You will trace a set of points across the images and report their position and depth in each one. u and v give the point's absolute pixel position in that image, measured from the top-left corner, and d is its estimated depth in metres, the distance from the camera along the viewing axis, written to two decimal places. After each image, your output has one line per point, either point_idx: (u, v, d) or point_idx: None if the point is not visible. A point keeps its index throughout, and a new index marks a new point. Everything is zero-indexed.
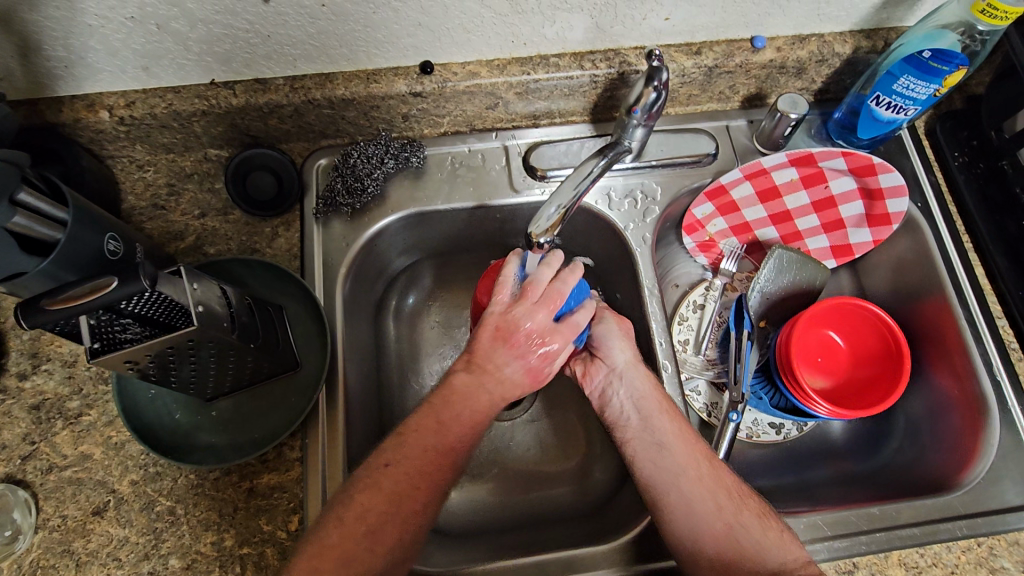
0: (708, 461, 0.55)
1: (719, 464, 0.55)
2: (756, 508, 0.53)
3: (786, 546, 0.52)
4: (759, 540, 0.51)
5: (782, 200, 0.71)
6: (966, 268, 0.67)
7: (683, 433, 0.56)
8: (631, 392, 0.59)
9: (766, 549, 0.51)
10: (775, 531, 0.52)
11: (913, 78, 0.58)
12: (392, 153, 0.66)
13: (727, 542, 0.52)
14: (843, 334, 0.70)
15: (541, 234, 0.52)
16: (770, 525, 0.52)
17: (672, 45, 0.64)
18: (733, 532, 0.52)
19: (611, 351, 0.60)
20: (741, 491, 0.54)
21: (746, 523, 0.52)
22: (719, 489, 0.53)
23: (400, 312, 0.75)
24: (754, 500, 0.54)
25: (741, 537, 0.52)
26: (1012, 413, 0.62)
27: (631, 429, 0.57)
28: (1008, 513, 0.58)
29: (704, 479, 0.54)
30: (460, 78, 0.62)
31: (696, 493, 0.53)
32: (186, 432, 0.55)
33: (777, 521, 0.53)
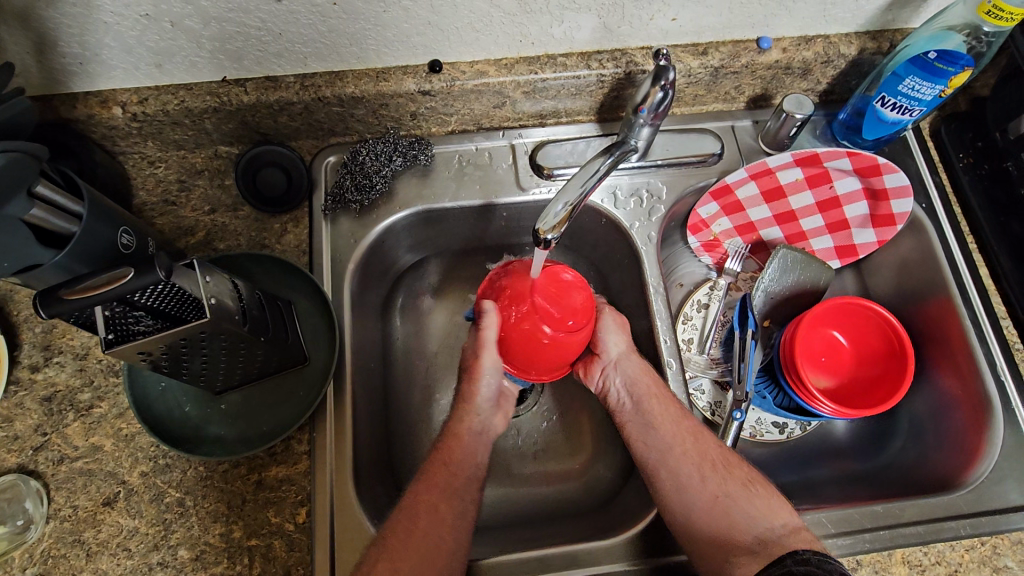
0: (694, 437, 0.57)
1: (704, 438, 0.58)
2: (744, 479, 0.55)
3: (773, 512, 0.53)
4: (747, 507, 0.54)
5: (786, 200, 0.71)
6: (971, 269, 0.67)
7: (673, 415, 0.58)
8: (624, 379, 0.60)
9: (754, 514, 0.53)
10: (762, 498, 0.54)
11: (918, 79, 0.59)
12: (401, 151, 0.67)
13: (716, 513, 0.54)
14: (846, 332, 0.70)
15: (549, 230, 0.51)
16: (757, 495, 0.54)
17: (678, 45, 0.64)
18: (720, 500, 0.54)
19: (607, 345, 0.61)
20: (727, 463, 0.56)
21: (732, 493, 0.54)
22: (703, 461, 0.56)
23: (406, 309, 0.75)
24: (741, 471, 0.56)
25: (728, 506, 0.54)
26: (1015, 413, 0.62)
27: (628, 415, 0.60)
28: (1011, 512, 0.58)
29: (689, 453, 0.57)
30: (469, 76, 0.63)
31: (685, 465, 0.56)
32: (196, 425, 0.56)
33: (766, 491, 0.55)
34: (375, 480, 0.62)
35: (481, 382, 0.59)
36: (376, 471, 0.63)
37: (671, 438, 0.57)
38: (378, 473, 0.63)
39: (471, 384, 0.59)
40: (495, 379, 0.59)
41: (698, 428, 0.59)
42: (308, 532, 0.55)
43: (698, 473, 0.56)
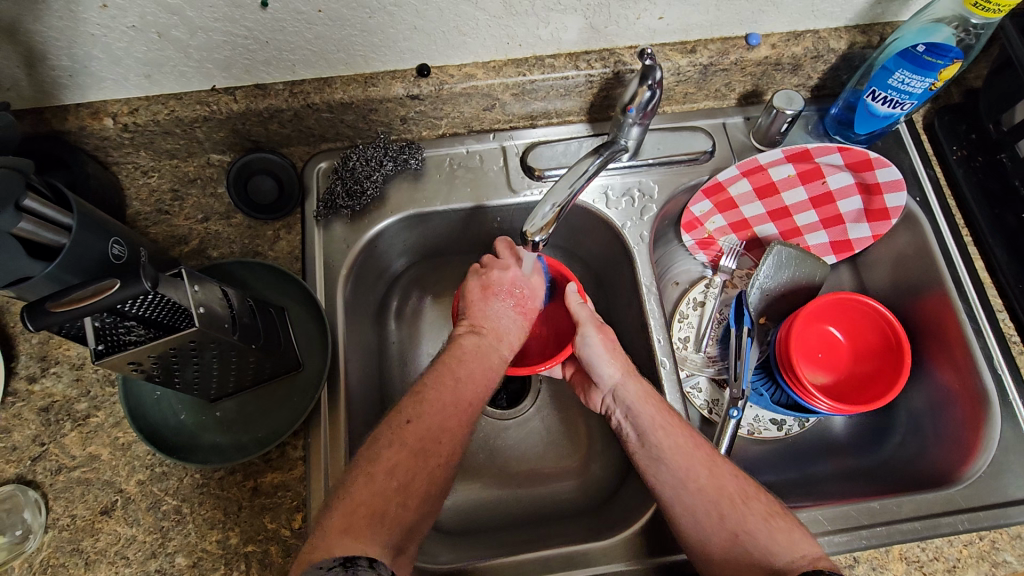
0: (708, 469, 0.55)
1: (721, 469, 0.55)
2: (763, 511, 0.53)
3: (795, 545, 0.51)
4: (767, 542, 0.51)
5: (780, 197, 0.71)
6: (966, 262, 0.66)
7: (682, 444, 0.56)
8: (630, 410, 0.59)
9: (775, 550, 0.50)
10: (784, 531, 0.51)
11: (908, 73, 0.58)
12: (391, 155, 0.67)
13: (735, 550, 0.51)
14: (841, 327, 0.70)
15: (537, 232, 0.52)
16: (778, 529, 0.51)
17: (666, 44, 0.64)
18: (738, 539, 0.52)
19: (599, 370, 0.61)
20: (746, 495, 0.54)
21: (751, 527, 0.52)
22: (719, 497, 0.53)
23: (401, 313, 0.76)
24: (760, 503, 0.53)
25: (747, 543, 0.51)
26: (1013, 407, 0.61)
27: (637, 445, 0.58)
28: (1010, 506, 0.58)
29: (705, 488, 0.54)
30: (457, 80, 0.63)
31: (700, 498, 0.53)
32: (191, 433, 0.56)
33: (786, 520, 0.52)
34: None
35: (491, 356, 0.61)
36: None
37: (686, 470, 0.55)
38: None
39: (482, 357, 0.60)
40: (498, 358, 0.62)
41: (713, 457, 0.56)
42: (304, 538, 0.55)
43: (714, 505, 0.53)
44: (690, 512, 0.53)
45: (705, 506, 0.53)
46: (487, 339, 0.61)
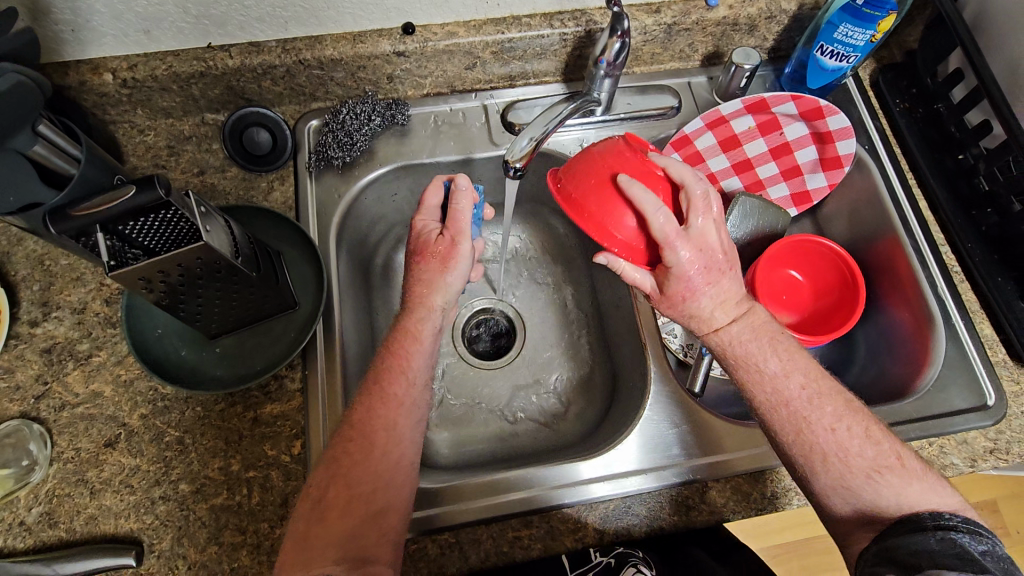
0: (798, 427, 0.55)
1: (814, 427, 0.55)
2: (866, 468, 0.53)
3: (906, 498, 0.52)
4: (870, 495, 0.53)
5: (742, 148, 0.76)
6: (910, 201, 0.72)
7: (769, 399, 0.56)
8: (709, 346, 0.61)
9: (879, 501, 0.53)
10: (890, 485, 0.53)
11: (851, 26, 0.65)
12: (379, 111, 0.71)
13: (841, 495, 0.54)
14: (799, 269, 0.76)
15: (517, 161, 0.56)
16: (881, 482, 0.53)
17: (633, 5, 0.70)
18: (837, 490, 0.54)
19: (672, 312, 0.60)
20: (846, 451, 0.54)
21: (852, 483, 0.54)
22: (812, 455, 0.54)
23: (391, 268, 0.79)
24: (864, 460, 0.53)
25: (846, 496, 0.54)
26: (958, 327, 0.66)
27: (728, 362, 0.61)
28: (954, 415, 0.62)
29: (797, 443, 0.55)
30: (440, 37, 0.67)
31: (800, 454, 0.55)
32: (192, 367, 0.59)
33: (896, 475, 0.53)
34: None
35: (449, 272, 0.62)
36: None
37: (787, 422, 0.55)
38: None
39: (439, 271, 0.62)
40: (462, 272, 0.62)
41: (810, 407, 0.55)
42: (303, 463, 0.58)
43: (811, 458, 0.54)
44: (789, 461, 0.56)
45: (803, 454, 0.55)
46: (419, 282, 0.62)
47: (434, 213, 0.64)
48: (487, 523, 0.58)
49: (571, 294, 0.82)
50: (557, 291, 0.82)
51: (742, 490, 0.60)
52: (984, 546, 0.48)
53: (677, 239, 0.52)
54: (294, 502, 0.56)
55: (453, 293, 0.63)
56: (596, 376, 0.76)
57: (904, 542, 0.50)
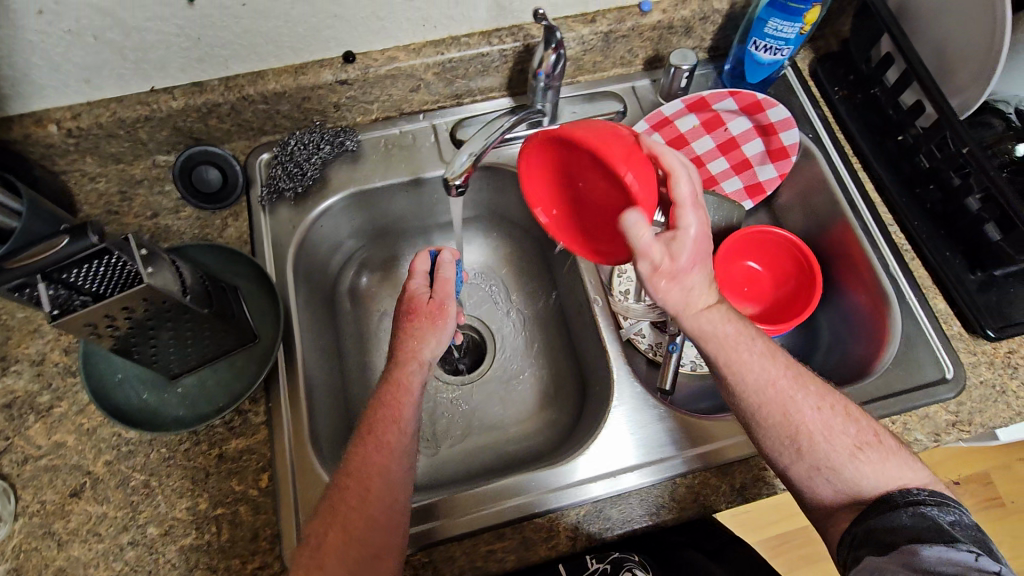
0: (785, 408, 0.55)
1: (800, 406, 0.55)
2: (850, 447, 0.54)
3: (886, 475, 0.53)
4: (852, 474, 0.54)
5: (691, 147, 0.77)
6: (857, 184, 0.74)
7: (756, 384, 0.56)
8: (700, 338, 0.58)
9: (861, 481, 0.53)
10: (873, 462, 0.54)
11: (779, 20, 0.66)
12: (327, 139, 0.72)
13: (822, 476, 0.55)
14: (759, 260, 0.77)
15: (455, 177, 0.58)
16: (864, 460, 0.54)
17: (569, 16, 0.71)
18: (822, 472, 0.54)
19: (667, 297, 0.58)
20: (832, 431, 0.55)
21: (837, 463, 0.54)
22: (798, 436, 0.55)
23: (354, 293, 0.80)
24: (848, 437, 0.54)
25: (829, 476, 0.54)
26: (911, 304, 0.67)
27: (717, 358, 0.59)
28: (914, 391, 0.63)
29: (783, 425, 0.55)
30: (380, 63, 0.68)
31: (780, 437, 0.55)
32: (154, 409, 0.59)
33: (877, 452, 0.54)
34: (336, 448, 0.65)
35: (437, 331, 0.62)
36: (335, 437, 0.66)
37: (774, 408, 0.55)
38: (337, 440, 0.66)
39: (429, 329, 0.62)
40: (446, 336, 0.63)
41: (794, 390, 0.55)
42: (271, 495, 0.57)
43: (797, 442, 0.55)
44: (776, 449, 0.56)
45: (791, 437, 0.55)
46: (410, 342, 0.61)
47: (423, 278, 0.65)
48: (459, 540, 0.58)
49: (535, 303, 0.82)
50: (523, 302, 0.83)
51: (711, 484, 0.61)
52: (950, 516, 0.50)
53: (695, 201, 0.52)
54: (265, 536, 0.56)
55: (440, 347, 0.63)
56: (566, 383, 0.76)
57: (882, 520, 0.51)
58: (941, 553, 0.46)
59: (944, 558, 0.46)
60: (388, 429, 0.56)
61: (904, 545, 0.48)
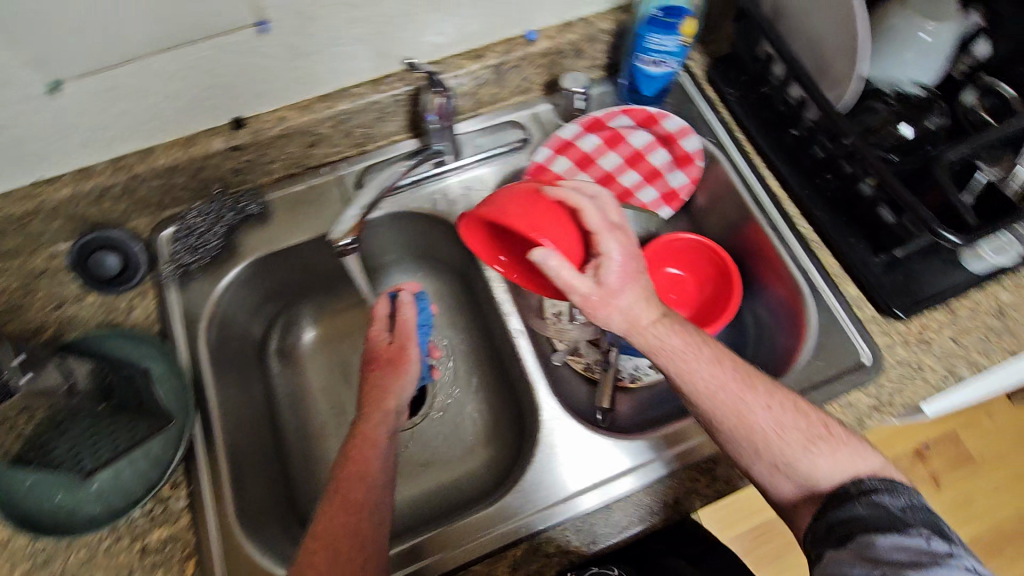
0: (735, 408, 0.53)
1: (752, 407, 0.53)
2: (803, 440, 0.53)
3: (844, 464, 0.52)
4: (808, 467, 0.52)
5: (597, 164, 0.78)
6: (761, 182, 0.75)
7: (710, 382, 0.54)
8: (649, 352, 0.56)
9: (817, 473, 0.52)
10: (827, 454, 0.52)
11: (657, 35, 0.68)
12: (228, 207, 0.70)
13: (782, 471, 0.53)
14: (677, 264, 0.78)
15: (342, 234, 0.60)
16: (819, 452, 0.52)
17: (457, 54, 0.72)
18: (781, 469, 0.53)
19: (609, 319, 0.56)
20: (784, 427, 0.53)
21: (793, 457, 0.53)
22: (754, 437, 0.53)
23: (283, 354, 0.79)
24: (799, 432, 0.53)
25: (786, 472, 0.53)
26: (823, 295, 0.69)
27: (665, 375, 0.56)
28: (833, 381, 0.64)
29: (736, 425, 0.53)
30: (272, 125, 0.68)
31: (738, 437, 0.54)
32: (69, 510, 0.55)
33: (831, 444, 0.53)
34: (271, 519, 0.64)
35: (404, 373, 0.66)
36: (270, 509, 0.65)
37: (727, 408, 0.54)
38: (272, 511, 0.65)
39: (394, 373, 0.66)
40: (411, 377, 0.68)
41: (742, 392, 0.54)
42: None
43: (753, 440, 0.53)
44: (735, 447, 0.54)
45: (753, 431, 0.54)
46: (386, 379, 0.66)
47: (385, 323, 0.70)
48: None
49: (468, 338, 0.82)
50: (457, 338, 0.82)
51: (645, 503, 0.62)
52: (903, 500, 0.49)
53: (609, 226, 0.55)
54: None
55: (406, 395, 0.67)
56: (506, 416, 0.76)
57: (840, 513, 0.50)
58: (895, 540, 0.46)
59: (897, 545, 0.45)
60: (352, 485, 0.56)
61: (858, 537, 0.48)
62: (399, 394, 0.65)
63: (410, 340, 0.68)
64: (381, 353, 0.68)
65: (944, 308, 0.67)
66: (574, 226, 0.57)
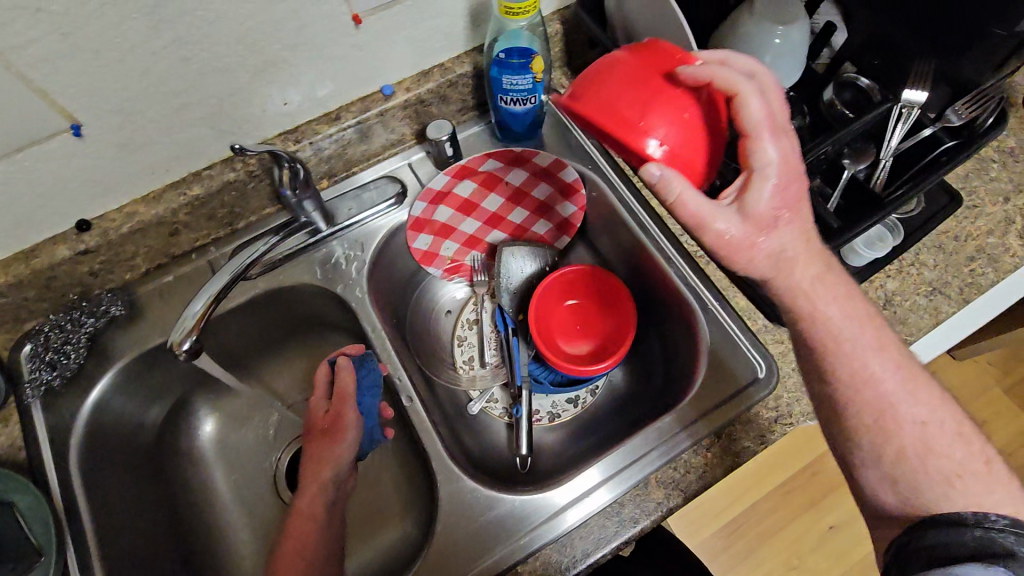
0: (910, 387, 0.50)
1: (907, 407, 0.50)
2: (965, 448, 0.48)
3: (970, 496, 0.46)
4: (926, 484, 0.48)
5: (482, 208, 0.79)
6: (642, 203, 0.74)
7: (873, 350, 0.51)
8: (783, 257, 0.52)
9: (920, 483, 0.48)
10: (964, 478, 0.47)
11: (509, 76, 0.66)
12: (86, 310, 0.67)
13: (903, 492, 0.49)
14: (572, 294, 0.78)
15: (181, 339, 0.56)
16: (927, 457, 0.48)
17: (312, 120, 0.69)
18: (897, 482, 0.49)
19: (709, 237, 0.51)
20: (931, 436, 0.49)
21: (950, 483, 0.47)
22: (893, 444, 0.49)
23: (179, 454, 0.75)
24: (976, 447, 0.48)
25: (903, 484, 0.49)
26: (712, 310, 0.68)
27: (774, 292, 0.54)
28: (731, 399, 0.63)
29: (880, 423, 0.50)
30: (120, 222, 0.64)
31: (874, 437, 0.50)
32: None
33: (982, 480, 0.47)
34: None
35: (340, 440, 0.67)
36: None
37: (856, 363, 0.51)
38: None
39: (331, 441, 0.67)
40: (353, 440, 0.68)
41: (914, 377, 0.51)
42: None
43: (887, 434, 0.50)
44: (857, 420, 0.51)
45: (829, 401, 0.53)
46: (326, 447, 0.67)
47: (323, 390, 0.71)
48: None
49: None
50: None
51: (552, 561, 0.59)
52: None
53: (770, 122, 0.48)
54: None
55: (347, 461, 0.67)
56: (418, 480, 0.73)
57: (942, 534, 0.45)
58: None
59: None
60: (288, 565, 0.58)
61: (947, 564, 0.43)
62: (342, 457, 0.67)
63: (345, 405, 0.68)
64: (320, 422, 0.69)
65: None
66: (699, 129, 0.49)
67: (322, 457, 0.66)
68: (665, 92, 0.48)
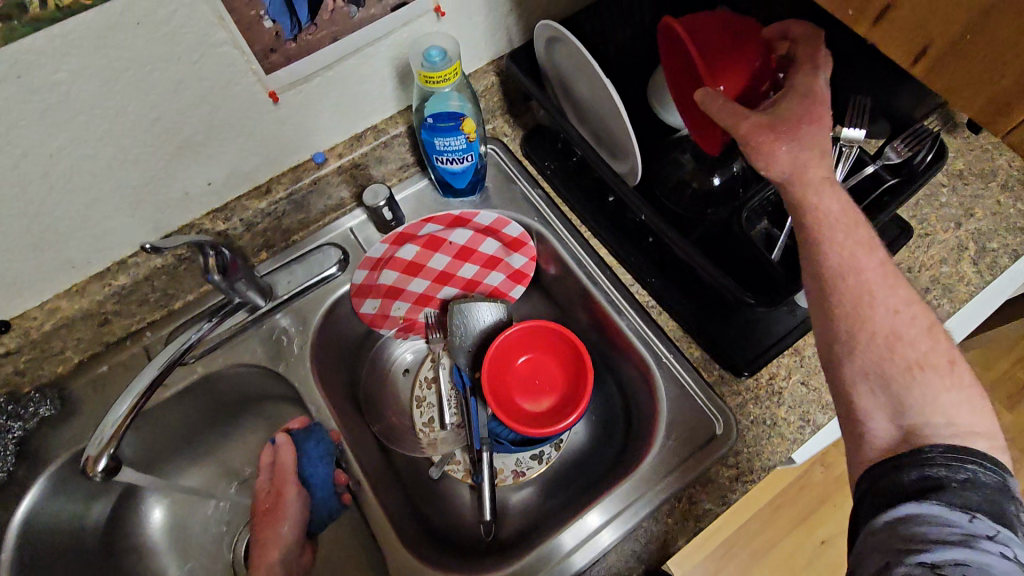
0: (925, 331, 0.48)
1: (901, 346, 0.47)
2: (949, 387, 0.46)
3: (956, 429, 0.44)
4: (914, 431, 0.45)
5: (428, 268, 0.76)
6: (591, 254, 0.72)
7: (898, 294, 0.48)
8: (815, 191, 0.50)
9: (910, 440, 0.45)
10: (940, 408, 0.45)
11: (439, 139, 0.65)
12: (12, 413, 0.65)
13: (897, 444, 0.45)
14: (524, 350, 0.75)
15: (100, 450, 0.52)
16: (930, 396, 0.46)
17: (242, 195, 0.67)
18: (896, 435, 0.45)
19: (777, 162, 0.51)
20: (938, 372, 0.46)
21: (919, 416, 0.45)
22: (896, 389, 0.47)
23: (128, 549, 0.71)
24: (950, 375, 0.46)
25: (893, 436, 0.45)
26: (667, 365, 0.66)
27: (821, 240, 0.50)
28: (689, 461, 0.62)
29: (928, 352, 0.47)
30: (42, 320, 0.61)
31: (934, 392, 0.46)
32: None
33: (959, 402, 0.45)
34: None
35: (283, 521, 0.66)
36: None
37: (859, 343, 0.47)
38: None
39: (274, 522, 0.66)
40: (297, 517, 0.66)
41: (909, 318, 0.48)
42: None
43: (881, 366, 0.47)
44: (871, 393, 0.47)
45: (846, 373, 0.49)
46: (269, 529, 0.65)
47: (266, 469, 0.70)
48: None
49: None
50: None
51: None
52: (964, 473, 0.42)
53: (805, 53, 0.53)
54: None
55: (295, 542, 0.66)
56: None
57: (905, 482, 0.43)
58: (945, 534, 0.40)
59: (913, 517, 0.41)
60: None
61: (913, 506, 0.42)
62: (287, 536, 0.65)
63: (286, 483, 0.67)
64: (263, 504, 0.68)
65: (792, 351, 0.65)
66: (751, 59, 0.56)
67: (266, 539, 0.65)
68: (742, 40, 0.56)
